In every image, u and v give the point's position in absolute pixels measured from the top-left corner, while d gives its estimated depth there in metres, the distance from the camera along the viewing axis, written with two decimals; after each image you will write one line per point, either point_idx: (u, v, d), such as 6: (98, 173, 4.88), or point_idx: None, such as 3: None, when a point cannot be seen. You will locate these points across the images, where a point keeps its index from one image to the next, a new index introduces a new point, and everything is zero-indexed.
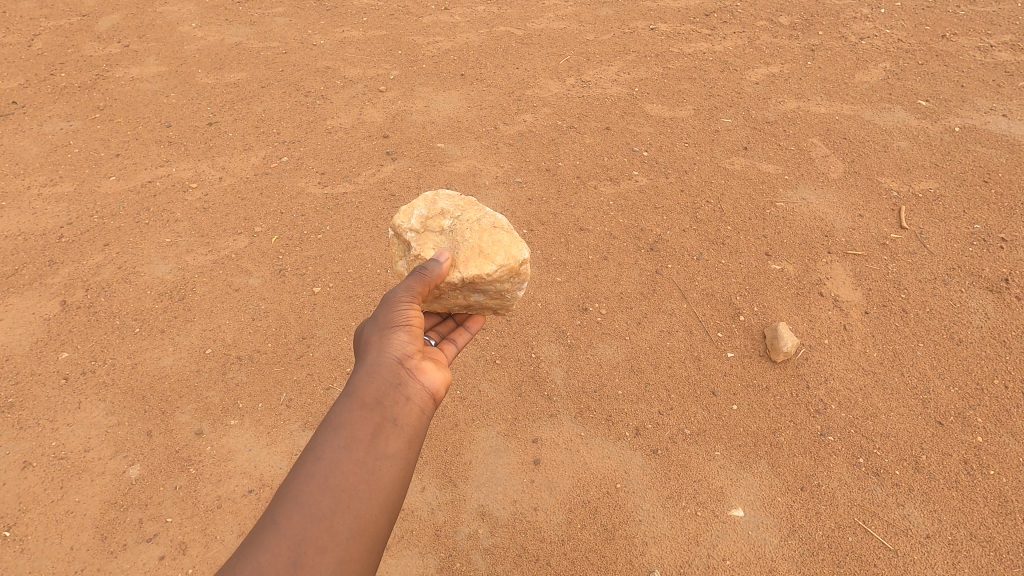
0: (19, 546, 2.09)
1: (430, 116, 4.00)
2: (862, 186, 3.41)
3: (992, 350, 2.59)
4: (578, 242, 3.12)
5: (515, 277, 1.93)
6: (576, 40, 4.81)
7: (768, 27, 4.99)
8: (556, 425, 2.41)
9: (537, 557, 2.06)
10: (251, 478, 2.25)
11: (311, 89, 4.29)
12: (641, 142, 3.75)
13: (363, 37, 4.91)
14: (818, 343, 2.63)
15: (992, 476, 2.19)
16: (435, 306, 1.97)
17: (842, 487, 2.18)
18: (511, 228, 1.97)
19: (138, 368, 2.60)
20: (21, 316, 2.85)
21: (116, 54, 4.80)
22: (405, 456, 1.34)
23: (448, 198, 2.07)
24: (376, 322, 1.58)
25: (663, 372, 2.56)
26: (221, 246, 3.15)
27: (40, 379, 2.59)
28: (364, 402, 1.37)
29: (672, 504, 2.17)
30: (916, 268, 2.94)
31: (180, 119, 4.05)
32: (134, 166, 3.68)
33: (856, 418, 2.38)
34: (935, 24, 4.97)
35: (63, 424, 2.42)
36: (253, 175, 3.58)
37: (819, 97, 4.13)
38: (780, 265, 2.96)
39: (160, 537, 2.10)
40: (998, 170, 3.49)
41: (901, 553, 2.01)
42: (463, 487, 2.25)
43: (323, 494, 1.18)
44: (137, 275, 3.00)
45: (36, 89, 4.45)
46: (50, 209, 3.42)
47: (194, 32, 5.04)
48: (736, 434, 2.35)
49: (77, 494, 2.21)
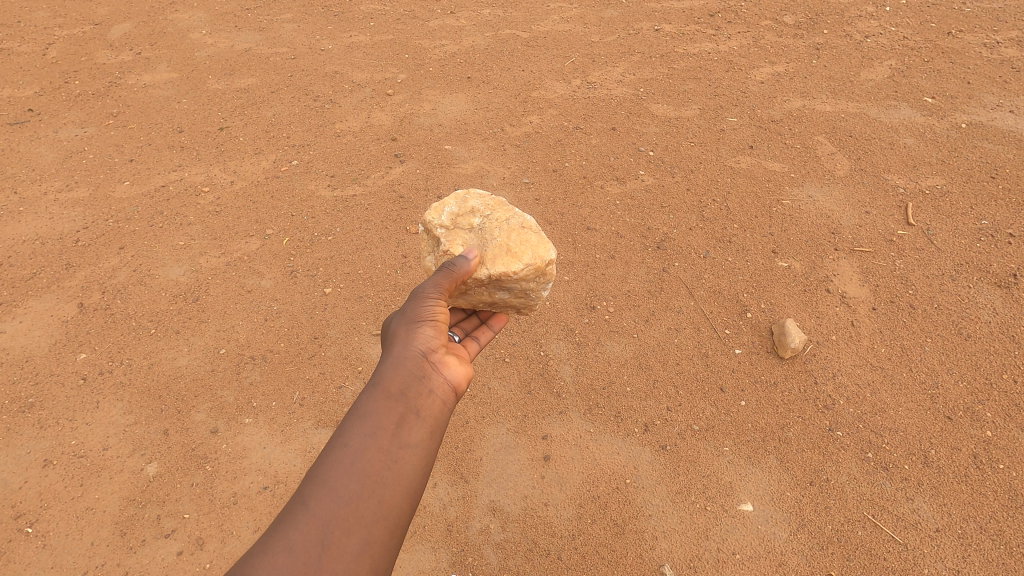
0: (41, 542, 2.14)
1: (438, 119, 4.04)
2: (869, 183, 3.42)
3: (1001, 344, 2.59)
4: (586, 240, 3.15)
5: (541, 276, 1.97)
6: (581, 42, 4.84)
7: (773, 26, 5.01)
8: (565, 422, 2.44)
9: (548, 551, 2.09)
10: (266, 475, 2.29)
11: (320, 94, 4.35)
12: (647, 142, 3.78)
13: (370, 42, 4.96)
14: (825, 339, 2.65)
15: (1002, 470, 2.20)
16: (461, 302, 2.00)
17: (851, 481, 2.20)
18: (538, 228, 2.01)
19: (154, 368, 2.65)
20: (39, 318, 2.91)
21: (128, 62, 4.87)
22: (427, 446, 1.36)
23: (478, 197, 2.11)
24: (404, 316, 1.62)
25: (671, 369, 2.58)
26: (233, 248, 3.20)
27: (60, 380, 2.64)
28: (389, 393, 1.40)
29: (682, 498, 2.19)
30: (924, 264, 2.95)
31: (192, 125, 4.11)
32: (147, 171, 3.74)
33: (865, 413, 2.39)
34: (941, 21, 4.97)
35: (81, 423, 2.47)
36: (264, 179, 3.63)
37: (824, 96, 4.14)
38: (787, 263, 2.98)
39: (179, 533, 2.14)
40: (1006, 166, 3.49)
41: (911, 546, 2.03)
42: (474, 483, 2.28)
43: (349, 478, 1.22)
44: (152, 278, 3.05)
45: (51, 97, 4.53)
46: (67, 214, 3.48)
47: (205, 39, 5.11)
48: (744, 430, 2.37)
49: (98, 491, 2.26)
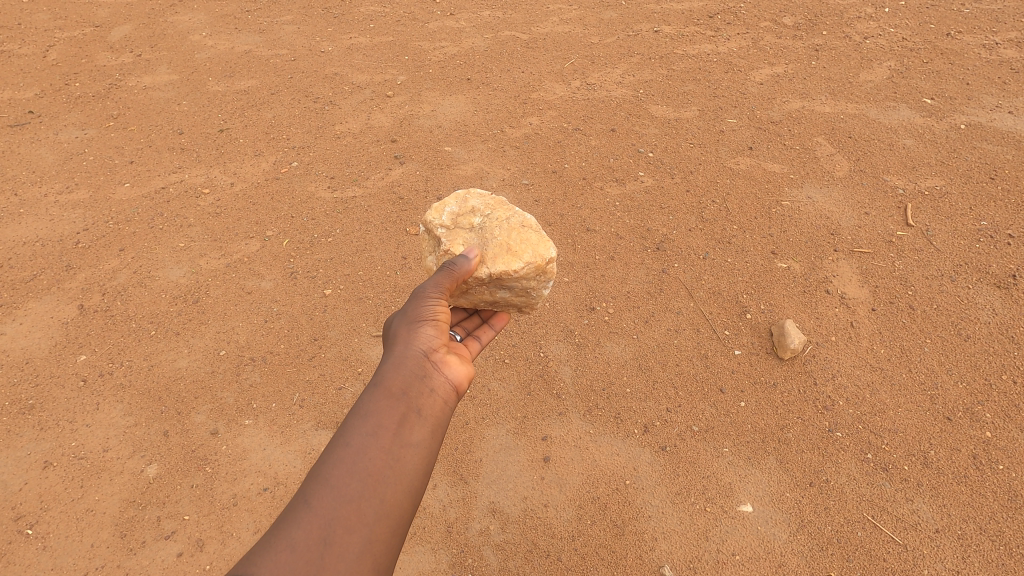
0: (41, 543, 2.14)
1: (437, 120, 4.05)
2: (868, 184, 3.43)
3: (1001, 345, 2.60)
4: (585, 242, 3.16)
5: (541, 275, 1.97)
6: (581, 43, 4.85)
7: (772, 27, 5.02)
8: (565, 423, 2.44)
9: (548, 552, 2.09)
10: (266, 477, 2.30)
11: (320, 95, 4.36)
12: (647, 143, 3.79)
13: (370, 43, 4.97)
14: (824, 340, 2.65)
15: (1002, 471, 2.20)
16: (461, 302, 2.00)
17: (851, 482, 2.20)
18: (538, 227, 2.01)
19: (155, 369, 2.66)
20: (40, 320, 2.91)
21: (128, 64, 4.88)
22: (428, 445, 1.37)
23: (478, 197, 2.11)
24: (405, 316, 1.62)
25: (671, 370, 2.58)
26: (233, 250, 3.20)
27: (60, 381, 2.64)
28: (391, 392, 1.41)
29: (682, 499, 2.19)
30: (924, 265, 2.95)
31: (192, 127, 4.12)
32: (147, 173, 3.75)
33: (864, 414, 2.39)
34: (940, 22, 4.98)
35: (82, 425, 2.48)
36: (264, 180, 3.64)
37: (823, 97, 4.15)
38: (787, 264, 2.98)
39: (179, 534, 2.15)
40: (1005, 166, 3.50)
41: (911, 547, 2.03)
42: (474, 484, 2.28)
43: (351, 477, 1.22)
44: (152, 279, 3.06)
45: (51, 99, 4.54)
46: (67, 216, 3.49)
47: (205, 41, 5.12)
48: (744, 431, 2.37)
49: (98, 493, 2.27)
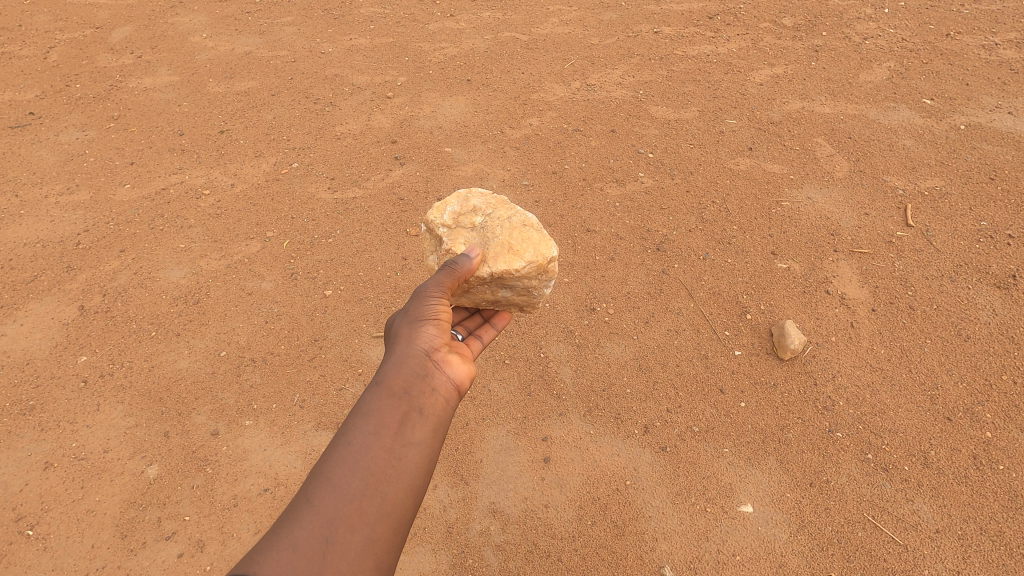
0: (41, 544, 2.15)
1: (437, 122, 4.05)
2: (868, 185, 3.43)
3: (1001, 345, 2.60)
4: (585, 242, 3.16)
5: (543, 275, 1.97)
6: (580, 44, 4.86)
7: (772, 28, 5.02)
8: (565, 423, 2.44)
9: (548, 553, 2.09)
10: (266, 478, 2.30)
11: (320, 97, 4.36)
12: (646, 144, 3.79)
13: (370, 45, 4.97)
14: (824, 340, 2.65)
15: (1002, 471, 2.20)
16: (463, 301, 2.00)
17: (851, 482, 2.20)
18: (539, 226, 2.01)
19: (155, 370, 2.66)
20: (40, 321, 2.92)
21: (128, 65, 4.89)
22: (430, 445, 1.37)
23: (480, 196, 2.12)
24: (406, 315, 1.63)
25: (671, 370, 2.59)
26: (233, 251, 3.21)
27: (61, 382, 2.64)
28: (392, 391, 1.41)
29: (682, 500, 2.19)
30: (923, 266, 2.95)
31: (192, 128, 4.12)
32: (148, 174, 3.76)
33: (865, 415, 2.39)
34: (939, 23, 4.99)
35: (82, 426, 2.48)
36: (265, 182, 3.64)
37: (823, 98, 4.15)
38: (787, 264, 2.98)
39: (179, 535, 2.15)
40: (1005, 167, 3.50)
41: (911, 547, 2.03)
42: (474, 485, 2.28)
43: (353, 476, 1.22)
44: (152, 281, 3.06)
45: (52, 100, 4.54)
46: (68, 217, 3.49)
47: (205, 42, 5.12)
48: (744, 431, 2.37)
49: (98, 493, 2.27)
